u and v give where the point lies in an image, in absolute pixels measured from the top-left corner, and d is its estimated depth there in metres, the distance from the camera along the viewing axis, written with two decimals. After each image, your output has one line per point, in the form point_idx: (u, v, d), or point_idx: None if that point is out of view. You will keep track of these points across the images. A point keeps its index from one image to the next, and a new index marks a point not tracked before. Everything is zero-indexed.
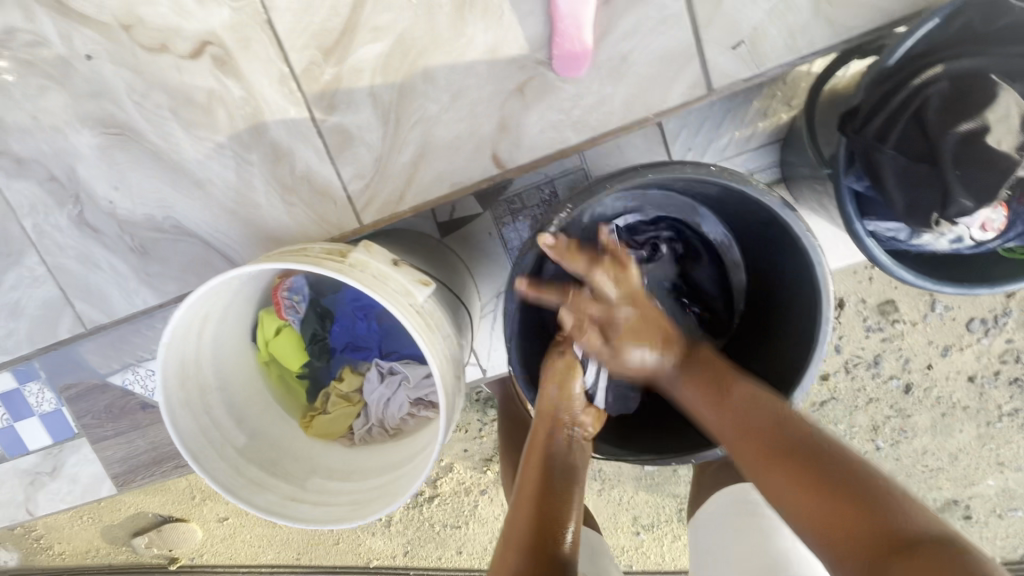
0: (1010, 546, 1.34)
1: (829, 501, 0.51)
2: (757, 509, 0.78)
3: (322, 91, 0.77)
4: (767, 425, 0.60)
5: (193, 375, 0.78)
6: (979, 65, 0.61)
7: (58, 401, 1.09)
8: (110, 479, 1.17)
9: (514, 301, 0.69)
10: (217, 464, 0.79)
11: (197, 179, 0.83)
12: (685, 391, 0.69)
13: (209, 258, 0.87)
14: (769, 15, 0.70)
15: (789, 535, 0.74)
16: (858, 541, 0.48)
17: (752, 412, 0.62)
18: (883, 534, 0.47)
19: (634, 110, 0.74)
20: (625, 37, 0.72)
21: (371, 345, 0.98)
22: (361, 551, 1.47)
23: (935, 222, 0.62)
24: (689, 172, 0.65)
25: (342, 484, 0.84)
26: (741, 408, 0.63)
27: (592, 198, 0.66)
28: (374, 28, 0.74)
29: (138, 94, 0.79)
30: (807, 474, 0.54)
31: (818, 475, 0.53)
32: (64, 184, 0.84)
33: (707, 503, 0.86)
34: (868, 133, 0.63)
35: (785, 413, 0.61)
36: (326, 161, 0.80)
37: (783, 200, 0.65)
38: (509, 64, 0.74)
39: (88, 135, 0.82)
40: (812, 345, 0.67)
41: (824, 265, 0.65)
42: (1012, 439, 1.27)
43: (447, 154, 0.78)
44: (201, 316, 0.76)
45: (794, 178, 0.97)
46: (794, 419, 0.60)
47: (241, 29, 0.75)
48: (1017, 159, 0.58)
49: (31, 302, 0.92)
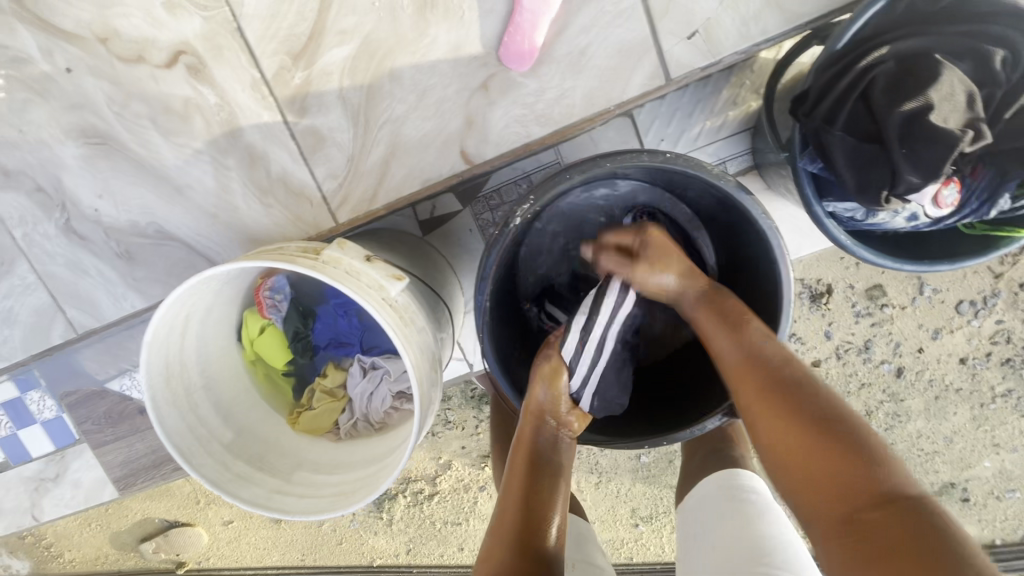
0: (1011, 527, 1.34)
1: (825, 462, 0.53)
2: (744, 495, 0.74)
3: (293, 94, 0.79)
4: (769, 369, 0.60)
5: (178, 375, 0.81)
6: (924, 45, 0.63)
7: (58, 408, 1.12)
8: (113, 483, 1.20)
9: (486, 294, 0.73)
10: (204, 460, 0.81)
11: (176, 185, 0.85)
12: (706, 322, 0.69)
13: (193, 261, 0.90)
14: (721, 5, 0.73)
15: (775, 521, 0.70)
16: (842, 499, 0.50)
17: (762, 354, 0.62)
18: (868, 496, 0.49)
19: (596, 102, 0.77)
20: (583, 31, 0.74)
21: (353, 341, 1.01)
22: (364, 550, 1.48)
23: (885, 200, 0.64)
24: (645, 160, 0.67)
25: (328, 477, 0.87)
26: (752, 344, 0.62)
27: (554, 185, 0.70)
28: (341, 32, 0.77)
29: (118, 104, 0.82)
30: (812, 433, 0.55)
31: (816, 427, 0.55)
32: (51, 194, 0.87)
33: (694, 491, 0.82)
34: (817, 116, 0.65)
35: (791, 359, 0.61)
36: (300, 162, 0.82)
37: (738, 184, 0.68)
38: (473, 61, 0.76)
39: (71, 146, 0.84)
40: (776, 325, 0.69)
41: (781, 247, 0.67)
42: (1006, 420, 1.28)
43: (417, 151, 0.80)
44: (183, 316, 0.78)
45: (764, 164, 0.98)
46: (798, 365, 0.61)
47: (213, 38, 0.78)
48: (960, 134, 0.59)
49: (24, 310, 0.95)
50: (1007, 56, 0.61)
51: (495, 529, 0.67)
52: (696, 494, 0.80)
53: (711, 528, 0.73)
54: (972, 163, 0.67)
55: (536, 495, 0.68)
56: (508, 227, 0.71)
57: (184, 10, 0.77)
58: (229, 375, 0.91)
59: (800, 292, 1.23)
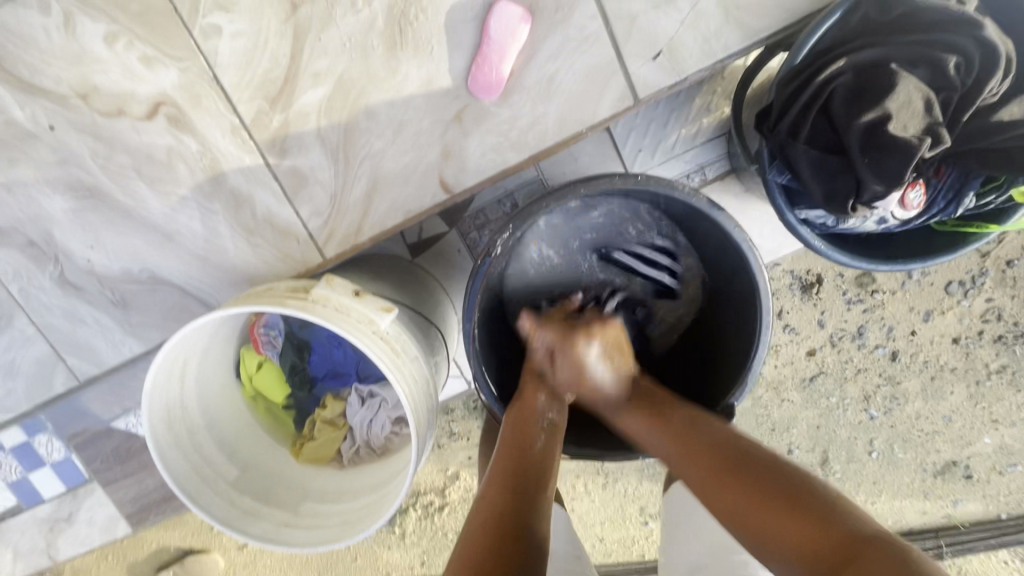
0: (1015, 501, 1.35)
1: (764, 509, 0.57)
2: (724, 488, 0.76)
3: (273, 137, 0.81)
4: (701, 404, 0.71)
5: (180, 418, 0.83)
6: (879, 56, 0.64)
7: (67, 450, 1.12)
8: (126, 518, 1.23)
9: (472, 321, 0.75)
10: (212, 499, 0.83)
11: (164, 231, 0.87)
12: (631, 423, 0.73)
13: (187, 304, 0.92)
14: (683, 25, 0.74)
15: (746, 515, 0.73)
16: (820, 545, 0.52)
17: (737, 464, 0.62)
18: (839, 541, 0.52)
19: (568, 126, 0.78)
20: (550, 58, 0.76)
21: (349, 370, 1.02)
22: (380, 565, 1.50)
23: (852, 209, 0.65)
24: (618, 183, 0.69)
25: (332, 505, 0.89)
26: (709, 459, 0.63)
27: (532, 215, 0.72)
28: (315, 74, 0.78)
29: (102, 158, 0.84)
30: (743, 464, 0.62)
31: (791, 508, 0.55)
32: (43, 248, 0.89)
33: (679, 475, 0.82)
34: (780, 131, 0.67)
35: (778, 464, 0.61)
36: (284, 202, 0.84)
37: (710, 200, 0.69)
38: (445, 94, 0.78)
39: (60, 200, 0.86)
40: (755, 331, 0.72)
41: (756, 259, 0.69)
42: (1002, 396, 1.30)
43: (397, 183, 0.82)
44: (180, 362, 0.80)
45: (741, 168, 1.00)
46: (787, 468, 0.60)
47: (190, 87, 0.80)
48: (916, 143, 0.61)
49: (25, 361, 0.97)
50: (960, 62, 0.63)
51: (495, 475, 0.67)
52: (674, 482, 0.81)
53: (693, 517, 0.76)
54: (936, 164, 0.69)
55: (531, 448, 0.69)
56: (489, 257, 0.73)
57: (160, 63, 0.79)
58: (230, 412, 0.93)
59: (791, 284, 1.25)
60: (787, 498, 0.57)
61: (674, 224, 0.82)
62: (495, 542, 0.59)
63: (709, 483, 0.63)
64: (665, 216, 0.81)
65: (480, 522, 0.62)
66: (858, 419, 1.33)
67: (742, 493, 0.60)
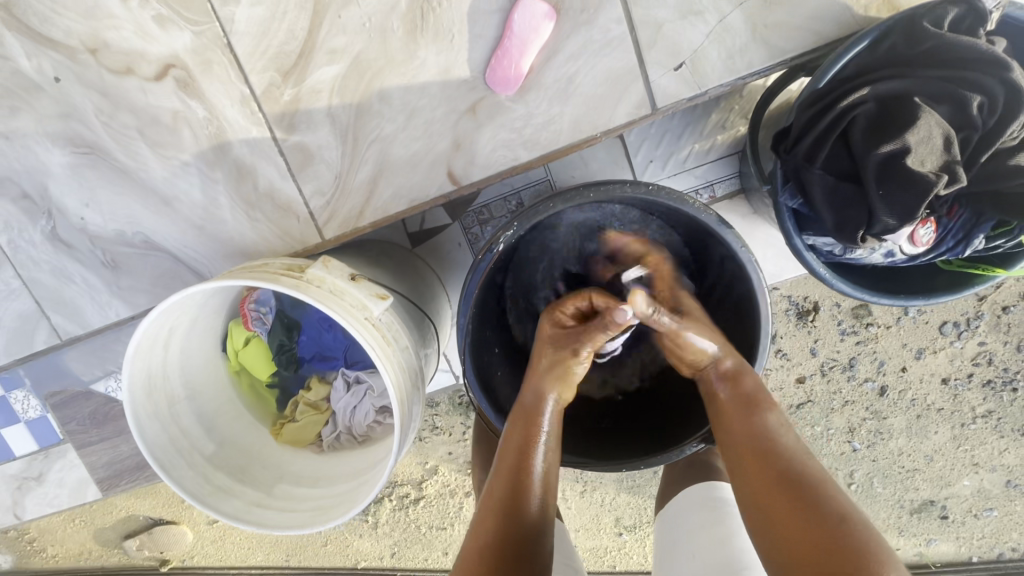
0: (986, 544, 1.36)
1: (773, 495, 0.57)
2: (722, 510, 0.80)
3: (282, 111, 0.79)
4: (711, 375, 0.71)
5: (160, 387, 0.81)
6: (904, 88, 0.63)
7: (42, 409, 1.09)
8: (96, 484, 1.20)
9: (466, 316, 0.73)
10: (184, 472, 0.81)
11: (162, 196, 0.85)
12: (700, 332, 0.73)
13: (179, 272, 0.90)
14: (708, 38, 0.73)
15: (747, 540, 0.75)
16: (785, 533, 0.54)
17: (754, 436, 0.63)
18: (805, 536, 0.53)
19: (582, 129, 0.77)
20: (571, 58, 0.75)
21: (337, 354, 1.00)
22: (349, 552, 1.49)
23: (861, 239, 0.65)
24: (629, 191, 0.68)
25: (308, 490, 0.87)
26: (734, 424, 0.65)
27: (538, 214, 0.70)
28: (331, 51, 0.77)
29: (105, 115, 0.82)
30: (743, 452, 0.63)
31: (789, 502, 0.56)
32: (37, 201, 0.87)
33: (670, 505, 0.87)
34: (797, 154, 0.66)
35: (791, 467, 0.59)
36: (287, 178, 0.82)
37: (719, 217, 0.68)
38: (462, 85, 0.77)
39: (59, 154, 0.84)
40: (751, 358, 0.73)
41: (759, 280, 0.68)
42: (986, 440, 1.29)
43: (404, 170, 0.81)
44: (166, 330, 0.79)
45: (751, 188, 0.99)
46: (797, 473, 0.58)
47: (202, 53, 0.78)
48: (935, 180, 0.60)
49: (7, 314, 0.95)
50: (984, 102, 0.62)
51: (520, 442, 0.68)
52: (678, 504, 0.85)
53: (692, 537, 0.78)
54: (949, 203, 0.69)
55: (522, 497, 0.64)
56: (491, 252, 0.71)
57: (174, 25, 0.77)
58: (212, 386, 0.91)
59: (788, 310, 1.22)
60: (797, 500, 0.55)
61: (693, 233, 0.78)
62: (497, 518, 0.63)
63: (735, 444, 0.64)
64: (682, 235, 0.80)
65: (495, 488, 0.66)
66: (841, 451, 1.33)
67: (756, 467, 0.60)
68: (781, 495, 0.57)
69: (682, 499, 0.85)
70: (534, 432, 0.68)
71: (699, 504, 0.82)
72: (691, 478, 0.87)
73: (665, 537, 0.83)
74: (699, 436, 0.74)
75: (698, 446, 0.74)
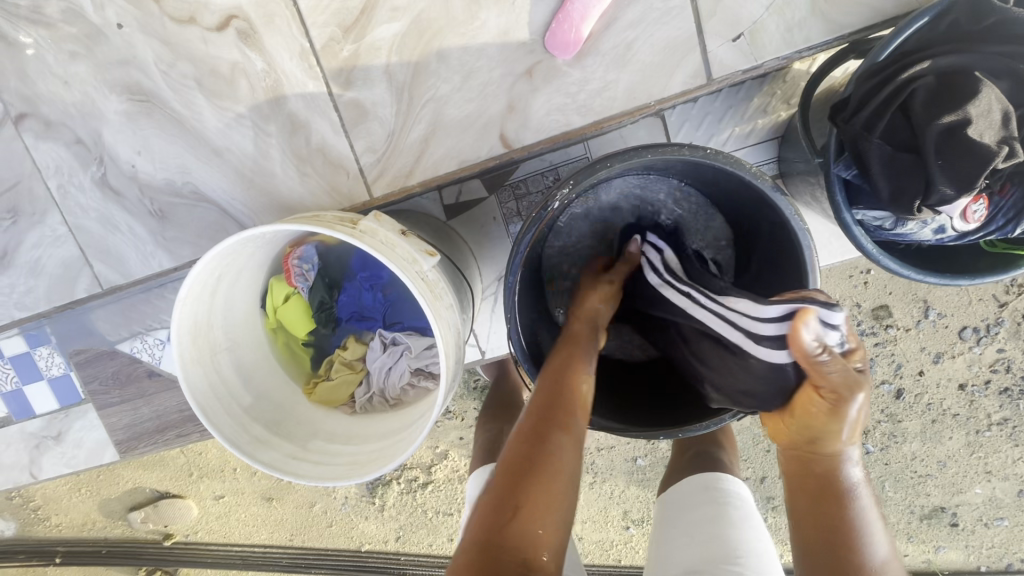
0: (996, 555, 1.34)
1: (826, 536, 0.59)
2: (723, 503, 0.81)
3: (341, 66, 0.81)
4: (813, 452, 0.62)
5: (204, 333, 0.82)
6: (964, 62, 0.65)
7: (66, 366, 1.07)
8: (114, 446, 1.13)
9: (515, 274, 0.73)
10: (224, 420, 0.81)
11: (214, 147, 0.86)
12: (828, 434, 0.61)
13: (224, 225, 0.91)
14: (768, 10, 0.76)
15: (745, 537, 0.75)
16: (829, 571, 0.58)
17: (825, 482, 0.62)
18: None
19: (637, 97, 0.79)
20: (630, 25, 0.76)
21: (375, 315, 1.01)
22: (353, 534, 1.49)
23: (917, 210, 0.65)
24: (686, 153, 0.68)
25: (342, 446, 0.88)
26: (813, 464, 0.63)
27: (595, 174, 0.70)
28: (392, 9, 0.78)
29: (165, 64, 0.83)
30: (825, 559, 0.59)
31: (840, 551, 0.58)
32: (89, 147, 0.88)
33: (676, 485, 0.88)
34: (856, 123, 0.67)
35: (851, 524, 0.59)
36: (340, 134, 0.83)
37: (775, 185, 0.68)
38: (520, 48, 0.78)
39: (115, 101, 0.86)
40: None
41: (811, 248, 0.68)
42: (1000, 449, 1.27)
43: (456, 131, 0.82)
44: (216, 275, 0.79)
45: (791, 173, 0.97)
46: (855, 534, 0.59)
47: (266, 6, 0.79)
48: (995, 150, 0.61)
49: (51, 261, 0.96)
50: None
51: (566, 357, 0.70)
52: (682, 487, 0.86)
53: (689, 526, 0.79)
54: (1003, 180, 0.68)
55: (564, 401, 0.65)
56: (544, 212, 0.71)
57: None
58: (250, 339, 0.92)
59: None
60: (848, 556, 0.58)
61: (732, 203, 0.78)
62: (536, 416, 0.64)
63: (804, 478, 0.63)
64: (717, 207, 0.81)
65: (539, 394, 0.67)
66: None
67: (817, 507, 0.61)
68: (836, 542, 0.59)
69: (686, 483, 0.86)
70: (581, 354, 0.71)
71: (701, 492, 0.83)
72: (698, 466, 0.88)
73: (662, 520, 0.84)
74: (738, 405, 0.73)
75: (736, 416, 0.73)
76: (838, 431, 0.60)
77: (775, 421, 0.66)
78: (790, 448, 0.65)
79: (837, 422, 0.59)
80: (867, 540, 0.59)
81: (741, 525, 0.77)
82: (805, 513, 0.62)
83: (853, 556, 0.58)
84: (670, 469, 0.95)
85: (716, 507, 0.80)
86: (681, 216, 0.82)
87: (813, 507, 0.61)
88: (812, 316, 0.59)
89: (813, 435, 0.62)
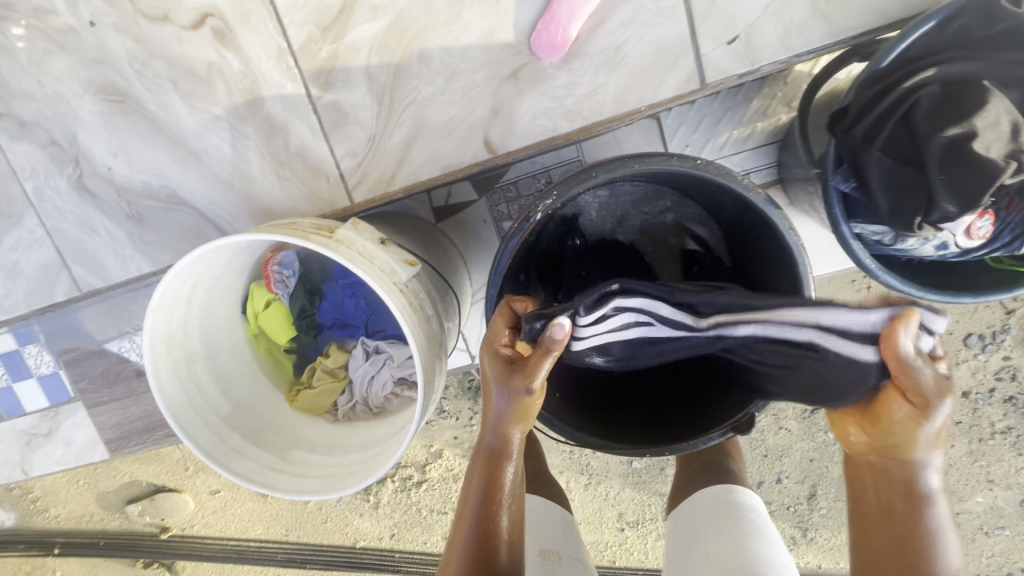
0: (996, 564, 1.29)
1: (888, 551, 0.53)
2: (736, 515, 0.77)
3: (319, 68, 0.78)
4: (885, 457, 0.55)
5: (179, 342, 0.79)
6: (972, 70, 0.61)
7: (56, 365, 1.05)
8: (104, 444, 1.11)
9: (496, 287, 0.70)
10: (200, 430, 0.80)
11: (191, 149, 0.84)
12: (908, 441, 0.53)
13: (203, 230, 0.89)
14: (766, 12, 0.72)
15: (764, 550, 0.70)
16: None
17: (895, 492, 0.54)
18: None
19: (627, 102, 0.75)
20: (620, 27, 0.73)
21: (358, 323, 0.99)
22: (348, 531, 1.48)
23: (918, 227, 0.62)
24: (675, 164, 0.65)
25: (322, 457, 0.86)
26: (884, 472, 0.55)
27: (580, 185, 0.67)
28: (372, 7, 0.75)
29: (139, 63, 0.80)
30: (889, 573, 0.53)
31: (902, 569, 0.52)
32: (65, 148, 0.86)
33: (686, 501, 0.85)
34: (855, 135, 0.64)
35: (922, 540, 0.52)
36: (320, 137, 0.81)
37: (768, 198, 0.64)
38: (505, 49, 0.75)
39: (90, 102, 0.83)
40: None
41: (804, 263, 0.64)
42: (1004, 457, 1.22)
43: (439, 135, 0.79)
44: (190, 283, 0.77)
45: (790, 179, 0.93)
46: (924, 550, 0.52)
47: (242, 3, 0.76)
48: (1003, 166, 0.57)
49: (29, 264, 0.94)
50: None
51: (483, 467, 0.62)
52: (692, 503, 0.83)
53: (704, 543, 0.75)
54: (1010, 196, 0.65)
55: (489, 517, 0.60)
56: (527, 222, 0.68)
57: None
58: (230, 346, 0.90)
59: None
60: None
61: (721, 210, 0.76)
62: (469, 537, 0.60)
63: (874, 485, 0.56)
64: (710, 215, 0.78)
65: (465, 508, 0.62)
66: None
67: (885, 518, 0.55)
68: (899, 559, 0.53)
69: (697, 497, 0.83)
70: (500, 461, 0.62)
71: (711, 508, 0.80)
72: (708, 480, 0.86)
73: (678, 540, 0.80)
74: (727, 424, 0.71)
75: (725, 435, 0.71)
76: (915, 438, 0.52)
77: (846, 423, 0.58)
78: (863, 452, 0.57)
79: (917, 431, 0.52)
80: (943, 560, 0.51)
81: (757, 538, 0.72)
82: (868, 521, 0.56)
83: (923, 571, 0.51)
84: (676, 485, 0.92)
85: (728, 521, 0.76)
86: (667, 223, 0.80)
87: (882, 513, 0.55)
88: (911, 317, 0.49)
89: (894, 443, 0.54)
